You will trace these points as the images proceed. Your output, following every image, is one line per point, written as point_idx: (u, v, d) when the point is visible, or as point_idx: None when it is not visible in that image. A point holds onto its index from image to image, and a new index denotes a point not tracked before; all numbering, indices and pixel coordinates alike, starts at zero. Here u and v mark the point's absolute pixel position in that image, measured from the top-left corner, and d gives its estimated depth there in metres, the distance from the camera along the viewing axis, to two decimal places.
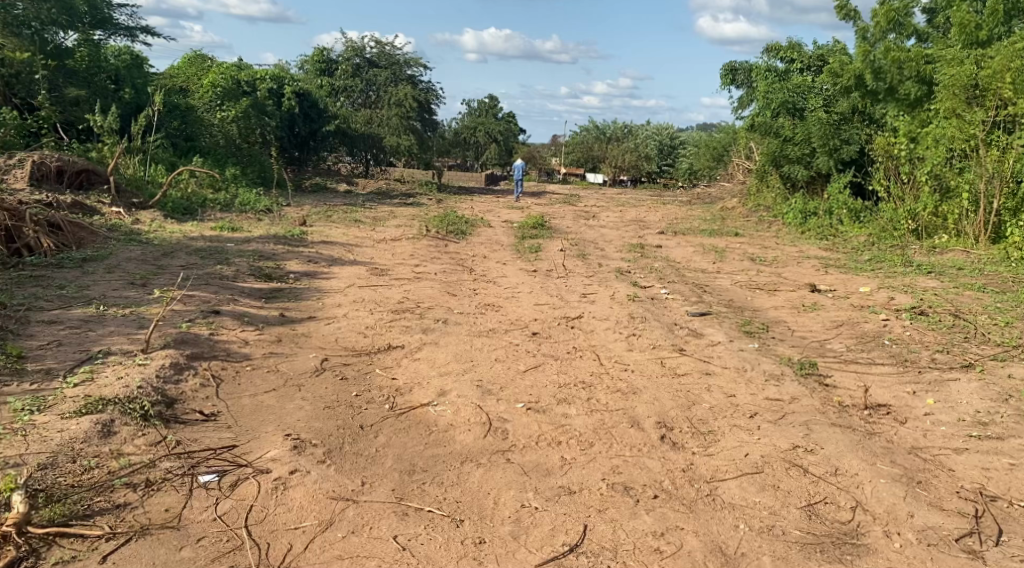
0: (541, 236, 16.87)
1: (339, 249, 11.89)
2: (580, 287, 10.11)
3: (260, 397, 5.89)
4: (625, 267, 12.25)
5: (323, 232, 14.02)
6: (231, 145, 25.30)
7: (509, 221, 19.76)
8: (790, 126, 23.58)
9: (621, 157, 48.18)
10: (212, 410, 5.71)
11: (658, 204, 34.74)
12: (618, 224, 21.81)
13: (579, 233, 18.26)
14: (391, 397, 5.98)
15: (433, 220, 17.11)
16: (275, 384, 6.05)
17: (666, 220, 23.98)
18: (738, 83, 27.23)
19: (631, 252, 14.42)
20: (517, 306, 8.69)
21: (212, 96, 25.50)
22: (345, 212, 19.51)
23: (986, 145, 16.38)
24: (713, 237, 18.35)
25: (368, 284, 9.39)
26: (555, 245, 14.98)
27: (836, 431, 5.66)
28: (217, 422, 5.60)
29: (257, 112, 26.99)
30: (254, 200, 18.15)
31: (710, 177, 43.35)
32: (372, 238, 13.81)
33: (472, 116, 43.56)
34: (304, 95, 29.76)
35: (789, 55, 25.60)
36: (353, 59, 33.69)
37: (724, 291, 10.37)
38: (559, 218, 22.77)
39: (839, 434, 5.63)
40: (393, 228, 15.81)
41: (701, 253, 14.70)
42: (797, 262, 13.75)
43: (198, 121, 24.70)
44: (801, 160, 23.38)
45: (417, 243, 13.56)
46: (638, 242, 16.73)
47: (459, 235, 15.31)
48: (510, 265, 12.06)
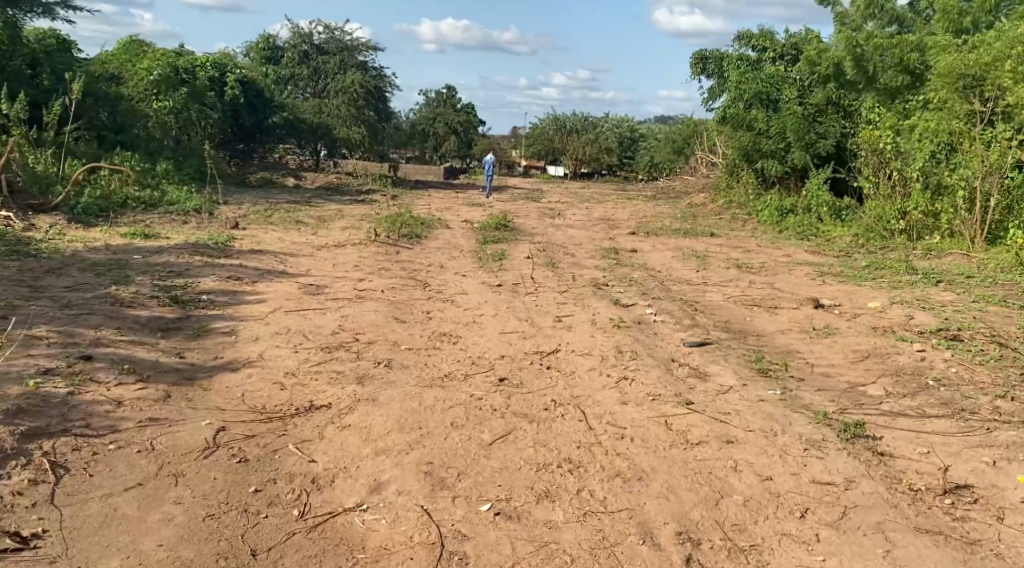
0: (503, 238, 15.40)
1: (271, 260, 10.26)
2: (552, 307, 8.60)
3: (111, 504, 4.31)
4: (600, 278, 10.76)
5: (256, 238, 12.36)
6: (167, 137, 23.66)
7: (468, 222, 18.25)
8: (763, 119, 22.25)
9: (582, 149, 46.88)
10: (31, 531, 4.11)
11: (623, 200, 33.47)
12: (585, 223, 20.38)
13: (544, 234, 16.80)
14: (302, 497, 4.46)
15: (384, 222, 15.54)
16: (142, 476, 4.51)
17: (635, 218, 22.64)
18: (707, 72, 25.87)
19: (604, 259, 12.93)
20: (479, 338, 7.14)
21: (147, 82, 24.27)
22: (288, 212, 17.84)
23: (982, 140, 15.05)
24: (688, 238, 17.01)
25: (298, 308, 7.79)
26: (519, 249, 13.49)
27: (928, 545, 4.23)
28: (36, 555, 3.98)
29: (194, 98, 25.18)
30: (186, 201, 16.41)
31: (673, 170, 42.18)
32: (314, 246, 12.16)
33: (430, 107, 42.31)
34: (249, 84, 27.99)
35: (760, 43, 24.31)
36: (301, 46, 32.31)
37: (718, 310, 8.91)
38: (522, 216, 21.30)
39: (935, 551, 4.19)
40: (341, 231, 14.18)
41: (679, 258, 13.30)
42: (788, 268, 12.35)
43: (131, 112, 22.80)
44: (775, 154, 22.06)
45: (364, 250, 11.96)
46: (609, 244, 15.32)
47: (413, 239, 13.73)
48: (471, 277, 10.52)
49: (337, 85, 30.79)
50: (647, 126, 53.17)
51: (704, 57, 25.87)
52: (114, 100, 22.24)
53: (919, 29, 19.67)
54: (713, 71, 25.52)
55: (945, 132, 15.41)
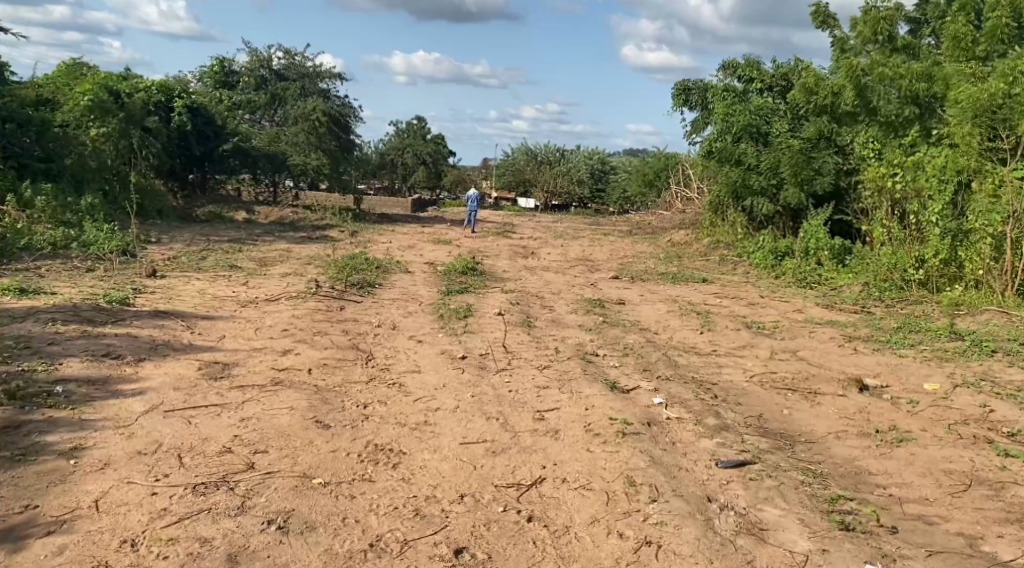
0: (469, 285, 13.48)
1: (176, 328, 8.19)
2: (529, 394, 6.60)
3: None
4: (585, 346, 8.76)
5: (170, 295, 10.26)
6: (101, 169, 21.58)
7: (433, 264, 16.23)
8: (753, 154, 20.43)
9: (553, 181, 45.40)
10: None
11: (599, 236, 31.81)
12: (562, 265, 18.46)
13: (517, 280, 14.85)
14: None
15: (334, 266, 13.54)
16: None
17: (616, 259, 20.76)
18: (689, 104, 23.91)
19: (588, 315, 10.93)
20: (426, 449, 5.26)
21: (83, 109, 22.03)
22: (224, 255, 15.71)
23: (994, 186, 13.06)
24: (678, 285, 15.14)
25: (184, 407, 5.79)
26: (488, 302, 11.49)
27: None
28: None
29: (132, 123, 23.08)
30: (105, 244, 14.27)
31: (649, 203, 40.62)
32: (239, 302, 10.08)
33: (399, 138, 40.50)
34: (199, 111, 25.92)
35: (747, 73, 22.42)
36: (258, 72, 30.25)
37: (745, 396, 6.93)
38: (494, 256, 19.41)
39: None
40: (277, 279, 12.10)
41: (674, 312, 11.33)
42: (805, 327, 10.46)
43: (62, 140, 20.73)
44: (765, 191, 20.28)
45: (300, 308, 9.92)
46: (589, 293, 13.38)
47: (365, 290, 11.68)
48: (427, 346, 8.46)
49: (297, 112, 28.69)
50: (618, 159, 51.78)
51: (686, 87, 23.92)
52: (40, 126, 20.12)
53: (924, 58, 17.91)
54: (696, 102, 23.61)
55: (953, 169, 13.55)
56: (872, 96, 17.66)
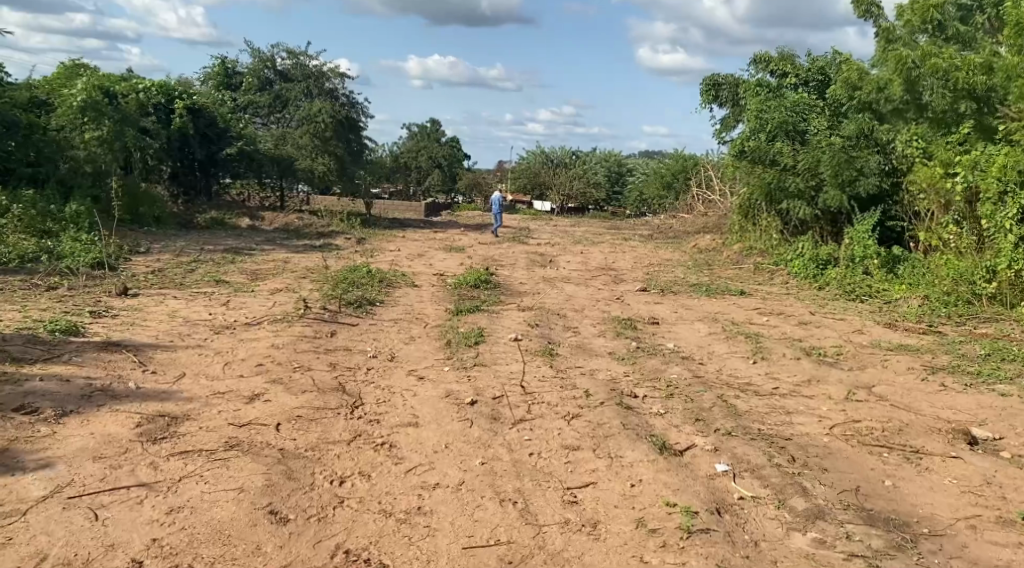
0: (481, 301, 12.06)
1: (125, 366, 6.80)
2: (554, 461, 5.15)
3: None
4: (620, 382, 7.27)
5: (136, 318, 8.93)
6: (92, 175, 20.32)
7: (442, 276, 14.79)
8: (789, 153, 18.94)
9: (569, 183, 43.92)
10: None
11: (618, 241, 30.33)
12: (584, 275, 17.01)
13: (535, 294, 13.35)
14: None
15: (332, 282, 12.13)
16: None
17: (641, 268, 19.28)
18: (720, 100, 22.36)
19: (618, 339, 9.41)
20: (415, 551, 4.14)
21: None
22: (213, 268, 14.36)
23: None
24: (713, 299, 13.66)
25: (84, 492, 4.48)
26: (502, 323, 10.00)
27: None
28: None
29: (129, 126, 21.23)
30: (80, 258, 12.98)
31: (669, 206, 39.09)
32: (215, 327, 8.69)
33: (413, 141, 39.19)
34: (200, 113, 24.59)
35: (780, 67, 20.94)
36: (263, 72, 28.81)
37: (831, 459, 5.41)
38: (509, 265, 17.95)
39: None
40: (264, 297, 10.71)
41: (718, 334, 9.79)
42: (873, 352, 8.89)
43: (53, 145, 19.46)
44: (803, 193, 18.76)
45: (283, 335, 8.47)
46: (617, 311, 11.85)
47: (363, 310, 10.27)
48: (427, 387, 6.96)
49: (302, 114, 26.83)
50: (635, 160, 50.25)
51: (717, 82, 22.38)
52: (26, 130, 18.83)
53: (981, 47, 16.20)
54: (727, 98, 22.07)
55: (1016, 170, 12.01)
56: (923, 90, 15.86)
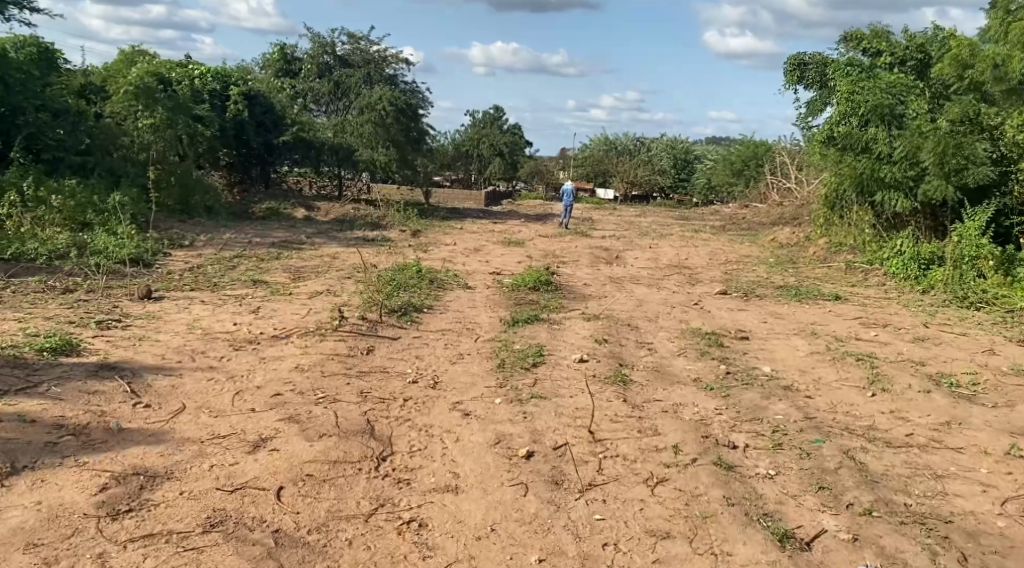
0: (543, 308, 10.75)
1: (113, 399, 5.65)
2: (637, 558, 4.20)
3: None
4: (712, 426, 5.93)
5: (151, 329, 7.82)
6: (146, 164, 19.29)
7: (497, 276, 13.52)
8: (885, 141, 17.63)
9: (634, 171, 42.25)
10: None
11: (688, 233, 28.70)
12: (656, 274, 15.59)
13: (602, 299, 11.99)
14: None
15: (378, 285, 10.93)
16: None
17: (717, 265, 17.74)
18: (805, 81, 20.82)
19: (711, 363, 7.90)
20: None
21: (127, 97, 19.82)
22: (254, 265, 13.26)
23: None
24: (806, 307, 12.10)
25: None
26: (567, 338, 8.64)
27: None
28: None
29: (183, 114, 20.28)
30: (112, 253, 11.96)
31: (740, 194, 37.30)
32: (234, 342, 7.52)
33: (475, 128, 37.95)
34: (256, 99, 23.64)
35: (874, 45, 19.62)
36: (322, 57, 27.32)
37: (1016, 558, 4.34)
38: (574, 261, 16.58)
39: None
40: (298, 303, 9.50)
41: (821, 355, 8.32)
42: (1018, 381, 7.34)
43: (105, 132, 18.56)
44: (901, 184, 17.23)
45: (313, 355, 7.25)
46: (695, 321, 10.40)
47: (407, 320, 9.07)
48: (470, 431, 5.62)
49: (360, 100, 25.56)
50: (702, 147, 48.26)
51: (803, 62, 20.83)
52: (75, 115, 17.86)
53: None
54: (813, 80, 20.51)
55: None
56: None
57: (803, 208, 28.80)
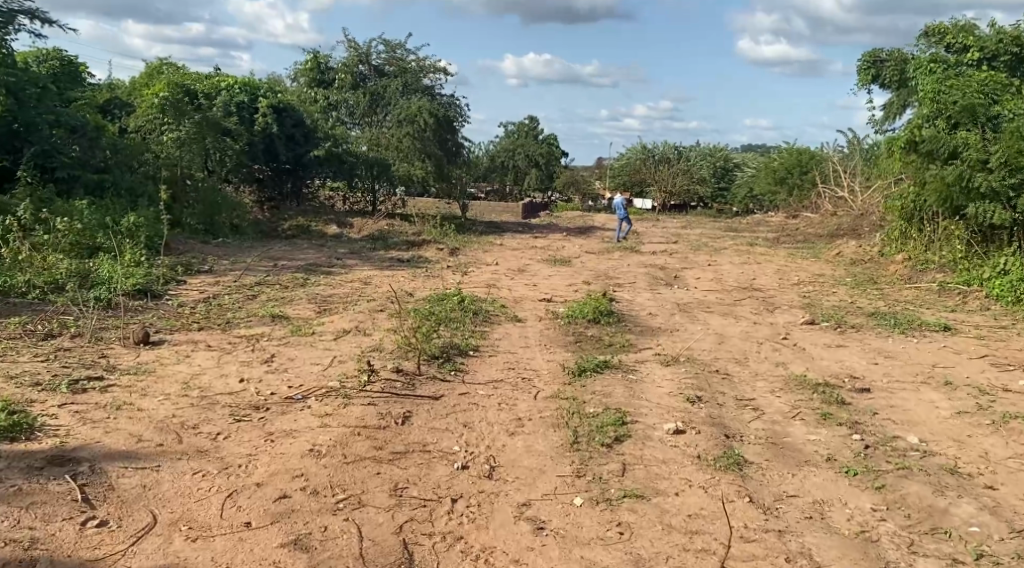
0: (609, 348, 9.15)
1: (56, 515, 4.37)
2: None
3: None
4: (883, 547, 4.51)
5: (136, 391, 6.14)
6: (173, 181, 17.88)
7: (550, 303, 11.95)
8: (980, 146, 15.89)
9: (673, 180, 40.57)
10: None
11: (740, 247, 26.96)
12: (724, 298, 13.96)
13: (674, 333, 10.35)
14: None
15: (418, 320, 9.37)
16: None
17: (791, 287, 15.97)
18: (881, 81, 19.32)
19: (846, 439, 6.16)
20: None
21: (154, 110, 18.32)
22: (277, 293, 11.73)
23: None
24: (909, 344, 10.40)
25: None
26: (653, 393, 6.99)
27: None
28: None
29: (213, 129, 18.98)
30: (116, 283, 10.48)
31: (785, 203, 35.51)
32: (235, 409, 5.91)
33: (510, 139, 36.60)
34: (287, 111, 22.15)
35: (960, 40, 18.23)
36: (357, 67, 25.63)
37: None
38: (629, 283, 14.99)
39: None
40: (320, 349, 7.87)
41: (976, 422, 6.66)
42: None
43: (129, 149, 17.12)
44: (997, 194, 15.54)
45: (330, 427, 5.62)
46: (793, 366, 8.70)
47: (451, 370, 7.47)
48: (544, 566, 4.26)
49: (396, 112, 24.08)
50: (740, 153, 46.46)
51: (879, 59, 19.33)
52: (94, 131, 16.34)
53: None
54: (890, 79, 18.97)
55: None
56: None
57: (862, 219, 26.94)
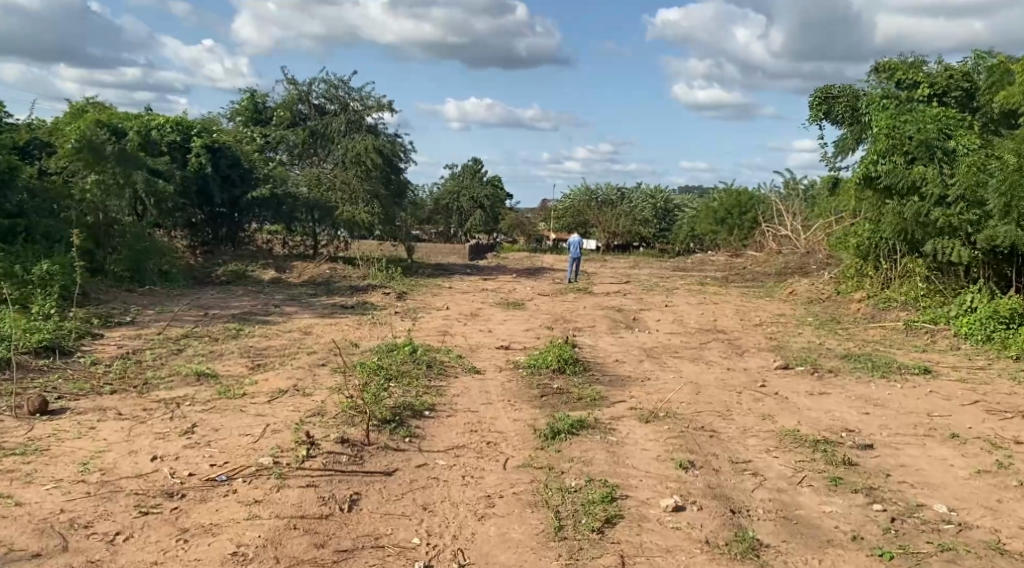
0: (579, 402, 8.25)
1: None
2: None
3: None
4: None
5: (20, 479, 5.01)
6: (97, 226, 16.62)
7: (508, 351, 11.02)
8: (938, 180, 15.36)
9: (616, 221, 40.16)
10: None
11: (692, 286, 26.42)
12: (687, 342, 13.19)
13: (646, 382, 9.48)
14: None
15: (364, 375, 8.37)
16: None
17: (754, 329, 15.29)
18: (833, 117, 19.05)
19: (866, 510, 5.34)
20: None
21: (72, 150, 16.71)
22: (205, 347, 10.58)
23: None
24: (893, 390, 9.70)
25: None
26: (638, 458, 6.12)
27: None
28: None
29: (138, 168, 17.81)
30: (17, 340, 9.25)
31: (726, 243, 35.23)
32: (142, 498, 4.88)
33: (453, 180, 35.80)
34: (222, 151, 21.01)
35: (910, 77, 17.60)
36: (296, 106, 24.39)
37: None
38: (586, 328, 14.14)
39: None
40: (251, 414, 6.80)
41: (1006, 485, 5.90)
42: None
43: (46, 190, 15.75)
44: (957, 229, 15.05)
45: (258, 520, 4.64)
46: (783, 420, 7.89)
47: (405, 437, 6.48)
48: None
49: (339, 152, 23.10)
50: (682, 193, 46.37)
51: (831, 95, 19.02)
52: (5, 173, 15.00)
53: None
54: (844, 116, 18.70)
55: None
56: None
57: (809, 257, 26.63)
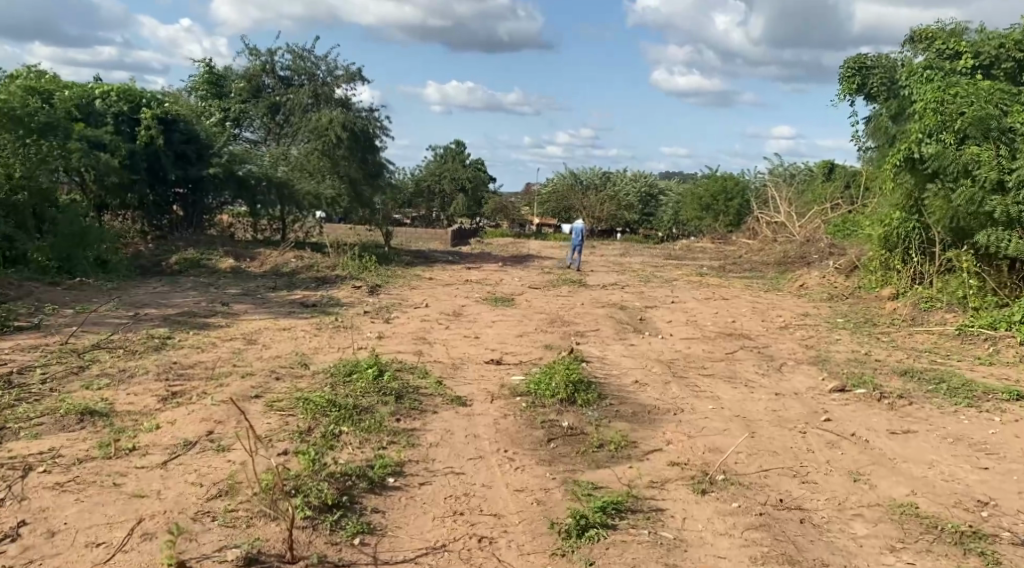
0: (602, 456, 6.02)
1: None
2: None
3: None
4: None
5: None
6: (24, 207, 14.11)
7: (499, 368, 8.79)
8: (993, 162, 13.06)
9: (600, 205, 37.97)
10: None
11: (690, 277, 24.28)
12: (708, 351, 11.02)
13: (682, 418, 7.25)
14: None
15: (308, 421, 6.08)
16: None
17: (779, 333, 13.15)
18: (866, 91, 17.22)
19: None
20: None
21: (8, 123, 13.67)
22: (115, 365, 8.27)
23: None
24: (988, 426, 7.57)
25: None
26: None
27: None
28: None
29: (76, 140, 15.03)
30: None
31: (713, 229, 33.14)
32: None
33: (436, 161, 33.44)
34: (175, 123, 18.34)
35: (951, 46, 15.66)
36: (258, 76, 21.94)
37: None
38: (587, 332, 11.95)
39: None
40: (125, 499, 4.54)
41: None
42: None
43: None
44: (1015, 220, 12.80)
45: None
46: (885, 485, 5.72)
47: (355, 538, 4.39)
48: None
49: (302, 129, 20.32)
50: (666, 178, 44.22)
51: (864, 66, 17.19)
52: None
53: None
54: (878, 90, 16.85)
55: None
56: None
57: (811, 245, 24.23)
